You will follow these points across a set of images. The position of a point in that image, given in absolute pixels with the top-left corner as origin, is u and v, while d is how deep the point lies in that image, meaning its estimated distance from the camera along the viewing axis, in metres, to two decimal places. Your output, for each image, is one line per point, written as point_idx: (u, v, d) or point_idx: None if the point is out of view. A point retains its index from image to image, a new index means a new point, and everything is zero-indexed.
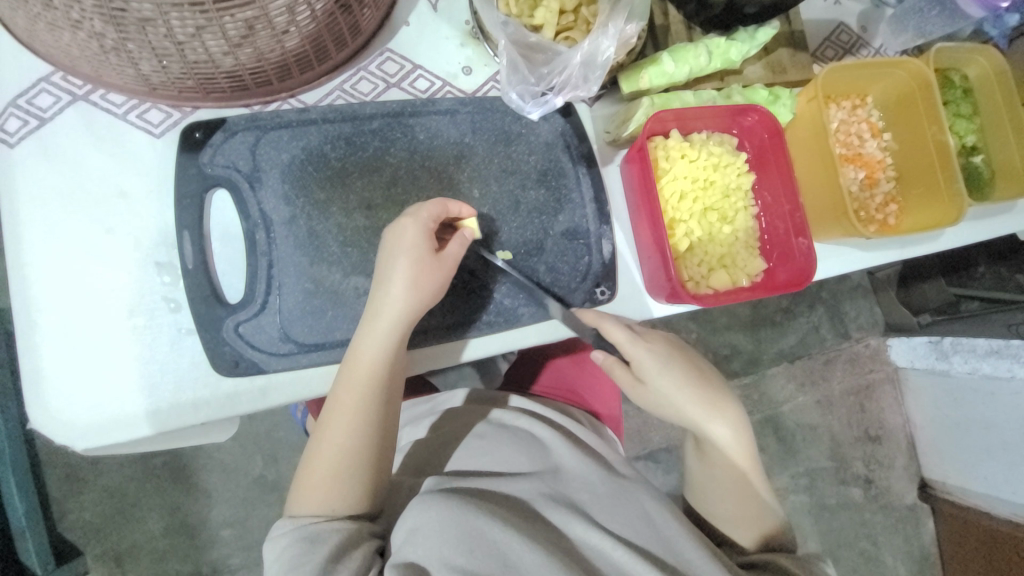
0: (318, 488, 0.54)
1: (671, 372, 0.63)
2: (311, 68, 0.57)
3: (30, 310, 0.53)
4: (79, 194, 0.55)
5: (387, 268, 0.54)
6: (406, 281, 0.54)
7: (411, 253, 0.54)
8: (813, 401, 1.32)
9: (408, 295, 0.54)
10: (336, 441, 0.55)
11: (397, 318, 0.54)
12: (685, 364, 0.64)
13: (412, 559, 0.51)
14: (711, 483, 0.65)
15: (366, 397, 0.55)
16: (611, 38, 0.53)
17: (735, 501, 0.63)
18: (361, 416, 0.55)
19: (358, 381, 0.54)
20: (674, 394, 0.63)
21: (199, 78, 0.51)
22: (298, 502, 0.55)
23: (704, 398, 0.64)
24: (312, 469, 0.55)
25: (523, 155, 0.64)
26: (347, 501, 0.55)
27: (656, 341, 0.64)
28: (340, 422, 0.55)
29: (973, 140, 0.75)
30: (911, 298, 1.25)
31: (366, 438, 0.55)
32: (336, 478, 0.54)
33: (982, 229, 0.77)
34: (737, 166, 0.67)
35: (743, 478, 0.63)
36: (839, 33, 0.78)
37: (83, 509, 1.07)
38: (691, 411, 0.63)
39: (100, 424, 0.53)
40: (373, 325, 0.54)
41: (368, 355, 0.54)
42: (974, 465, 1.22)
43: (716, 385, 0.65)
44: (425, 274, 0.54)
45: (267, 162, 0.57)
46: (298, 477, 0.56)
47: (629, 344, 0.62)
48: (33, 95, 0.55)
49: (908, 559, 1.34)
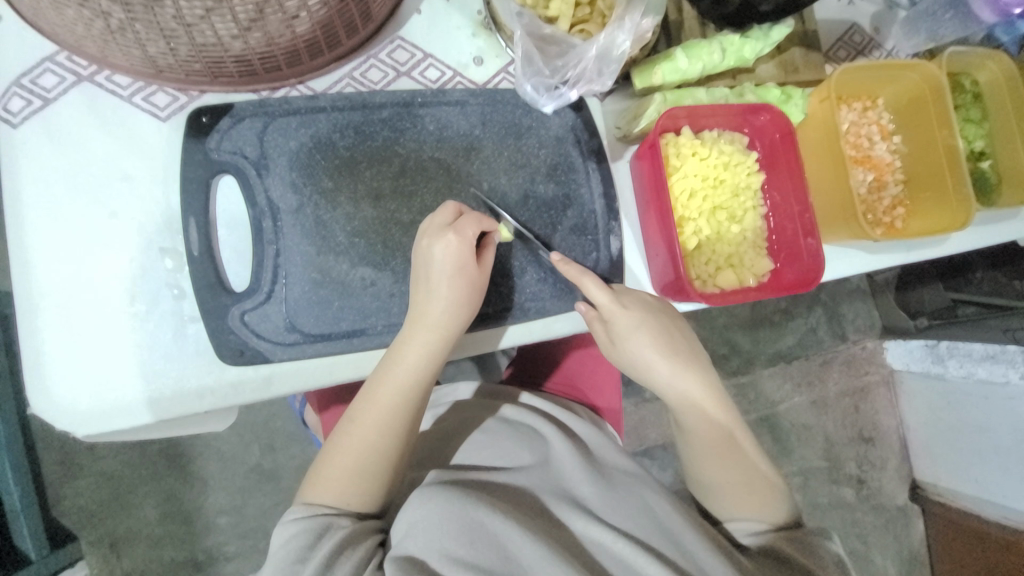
0: (338, 484, 0.54)
1: (645, 335, 0.61)
2: (321, 55, 0.56)
3: (31, 293, 0.52)
4: (83, 177, 0.54)
5: (431, 276, 0.54)
6: (454, 284, 0.54)
7: (459, 264, 0.54)
8: (808, 401, 1.33)
9: (453, 307, 0.55)
10: (363, 441, 0.55)
11: (441, 330, 0.55)
12: (660, 326, 0.61)
13: (410, 552, 0.50)
14: (702, 457, 0.65)
15: (404, 403, 0.55)
16: (627, 32, 0.52)
17: (726, 476, 0.64)
18: (394, 420, 0.55)
19: (400, 380, 0.55)
20: (647, 354, 0.61)
21: (207, 61, 0.50)
22: (313, 490, 0.54)
23: (675, 362, 0.62)
24: (334, 464, 0.55)
25: (533, 148, 0.63)
26: (362, 496, 0.55)
27: (632, 304, 0.61)
28: (371, 417, 0.55)
29: (980, 146, 0.75)
30: (909, 301, 1.25)
31: (393, 436, 0.55)
32: (360, 476, 0.54)
33: (987, 234, 0.78)
34: (748, 165, 0.67)
35: (725, 448, 0.64)
36: (852, 34, 0.77)
37: (79, 494, 1.07)
38: (661, 377, 0.63)
39: (101, 410, 0.52)
40: (417, 333, 0.55)
41: (411, 364, 0.55)
42: (965, 467, 1.23)
43: (690, 346, 0.64)
44: (468, 286, 0.55)
45: (274, 150, 0.57)
46: (315, 469, 0.56)
47: (607, 307, 0.60)
48: (36, 74, 0.54)
49: (897, 558, 1.36)
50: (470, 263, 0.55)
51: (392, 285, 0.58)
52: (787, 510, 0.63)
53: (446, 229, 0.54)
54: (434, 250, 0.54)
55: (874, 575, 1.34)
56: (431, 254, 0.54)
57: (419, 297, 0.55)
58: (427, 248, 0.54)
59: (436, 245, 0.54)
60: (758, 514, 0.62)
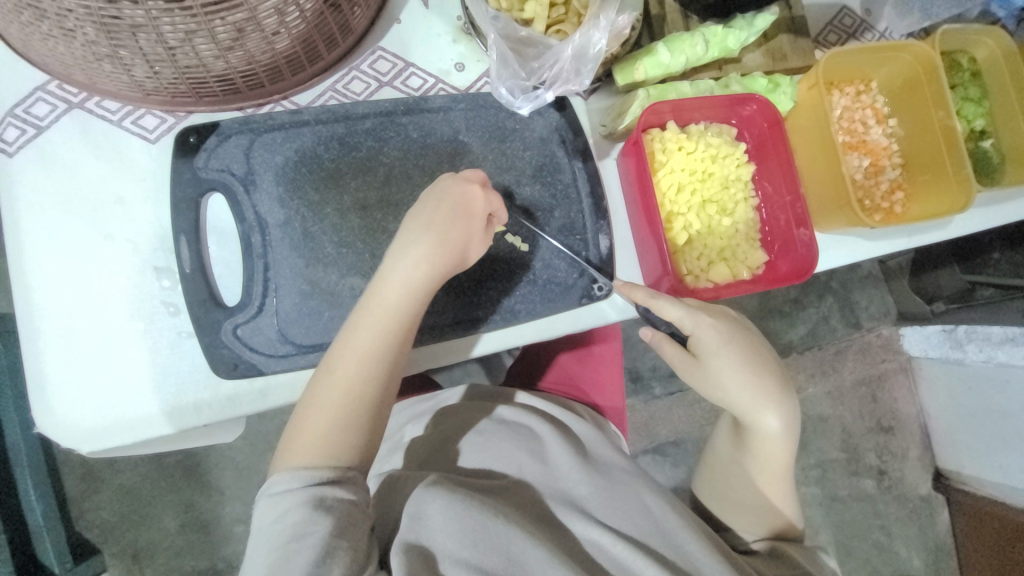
0: (320, 437, 0.51)
1: (732, 350, 0.62)
2: (303, 69, 0.57)
3: (33, 316, 0.54)
4: (78, 202, 0.56)
5: (424, 214, 0.55)
6: (446, 226, 0.54)
7: (451, 204, 0.55)
8: (823, 391, 1.30)
9: (440, 243, 0.54)
10: (345, 387, 0.52)
11: (428, 268, 0.54)
12: (745, 347, 0.63)
13: (421, 549, 0.50)
14: (731, 471, 0.66)
15: (386, 345, 0.53)
16: (603, 30, 0.52)
17: (754, 494, 0.64)
18: (376, 361, 0.53)
19: (384, 320, 0.53)
20: (730, 375, 0.62)
21: (191, 82, 0.51)
22: (294, 449, 0.51)
23: (761, 387, 0.62)
24: (314, 417, 0.51)
25: (518, 151, 0.63)
26: (348, 448, 0.52)
27: (719, 320, 0.62)
28: (351, 362, 0.52)
29: (981, 124, 0.73)
30: (924, 286, 1.23)
31: (375, 381, 0.53)
32: (343, 425, 0.52)
33: (993, 215, 0.75)
34: (736, 157, 0.66)
35: (773, 475, 0.63)
36: (842, 17, 0.76)
37: (101, 508, 1.10)
38: (742, 400, 0.62)
39: (105, 427, 0.54)
40: (401, 268, 0.54)
41: (395, 302, 0.54)
42: (989, 454, 1.19)
43: (775, 375, 0.63)
44: (461, 226, 0.55)
45: (261, 166, 0.58)
46: (292, 428, 0.52)
47: (687, 317, 0.60)
48: (29, 104, 0.56)
49: (923, 549, 1.32)
50: (467, 210, 0.55)
51: None
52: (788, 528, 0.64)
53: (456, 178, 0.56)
54: (436, 193, 0.55)
55: (899, 567, 1.31)
56: (433, 195, 0.55)
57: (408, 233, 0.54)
58: (430, 191, 0.56)
59: (438, 187, 0.55)
60: (762, 526, 0.64)
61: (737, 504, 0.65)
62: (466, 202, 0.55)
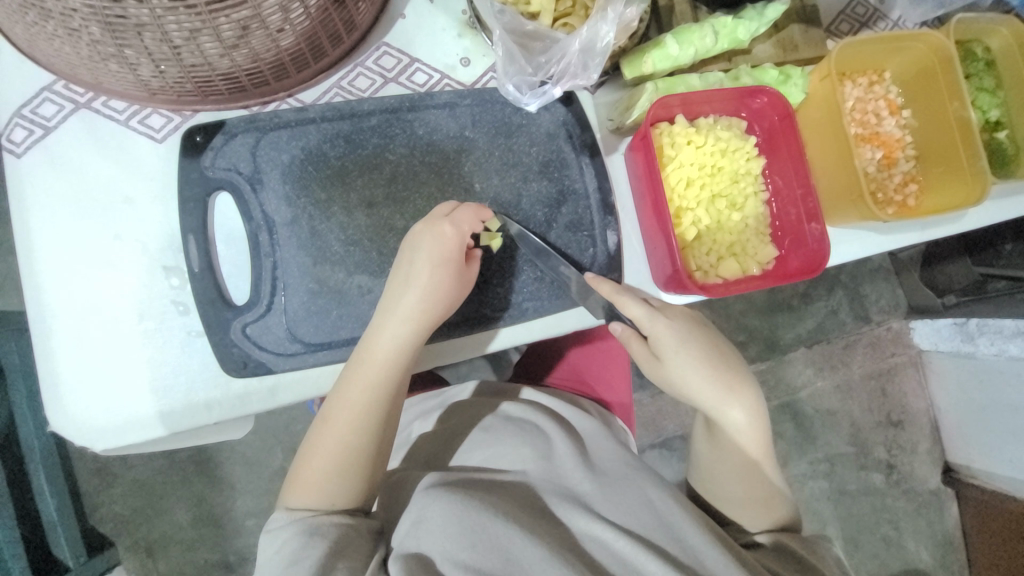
0: (319, 484, 0.55)
1: (692, 349, 0.60)
2: (308, 66, 0.56)
3: (44, 315, 0.55)
4: (86, 201, 0.56)
5: (409, 266, 0.55)
6: (426, 280, 0.54)
7: (434, 257, 0.55)
8: (831, 386, 1.29)
9: (425, 301, 0.55)
10: (340, 441, 0.55)
11: (414, 322, 0.55)
12: (706, 342, 0.61)
13: (419, 553, 0.51)
14: (721, 468, 0.64)
15: (375, 399, 0.55)
16: (610, 23, 0.51)
17: (744, 486, 0.63)
18: (368, 416, 0.55)
19: (372, 376, 0.55)
20: (689, 372, 0.60)
21: (197, 82, 0.51)
22: (295, 493, 0.55)
23: (721, 380, 0.60)
24: (311, 466, 0.55)
25: (524, 147, 0.63)
26: (345, 495, 0.55)
27: (676, 318, 0.61)
28: (344, 417, 0.55)
29: (997, 115, 0.71)
30: (936, 278, 1.20)
31: (369, 434, 0.55)
32: (338, 475, 0.55)
33: (1008, 207, 0.74)
34: (746, 151, 0.65)
35: (755, 467, 0.62)
36: (854, 6, 0.74)
37: (115, 502, 1.11)
38: (709, 397, 0.60)
39: (116, 425, 0.54)
40: (391, 321, 0.55)
41: (382, 357, 0.55)
42: (1000, 448, 1.18)
43: (738, 368, 0.62)
44: (448, 280, 0.56)
45: (268, 164, 0.57)
46: (294, 472, 0.56)
47: (646, 319, 0.60)
48: (37, 104, 0.56)
49: (931, 543, 1.32)
50: (445, 258, 0.55)
51: None
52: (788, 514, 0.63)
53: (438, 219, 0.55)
54: (418, 243, 0.55)
55: (907, 561, 1.30)
56: (416, 245, 0.55)
57: (394, 287, 0.55)
58: (413, 238, 0.55)
59: (422, 235, 0.55)
60: (764, 515, 0.62)
61: (733, 498, 0.64)
62: (443, 249, 0.55)
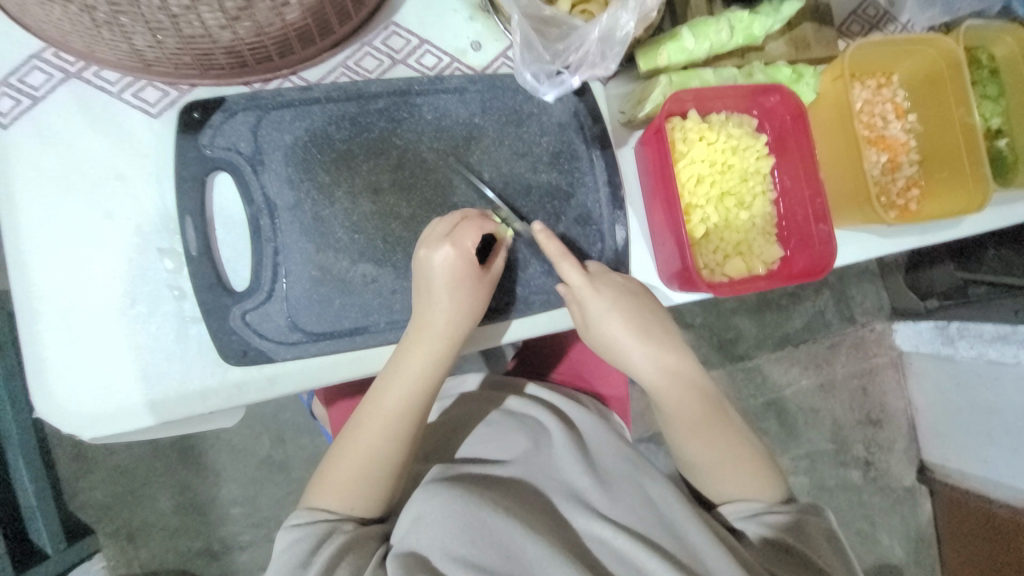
0: (343, 487, 0.55)
1: (628, 319, 0.59)
2: (314, 43, 0.54)
3: (30, 297, 0.52)
4: (75, 177, 0.53)
5: (430, 283, 0.54)
6: (456, 295, 0.54)
7: (456, 275, 0.53)
8: (815, 384, 1.32)
9: (453, 318, 0.54)
10: (366, 450, 0.55)
11: (446, 336, 0.55)
12: (636, 308, 0.59)
13: (416, 549, 0.51)
14: (695, 444, 0.61)
15: (404, 410, 0.55)
16: (631, 11, 0.50)
17: (710, 454, 0.61)
18: (397, 426, 0.55)
19: (402, 388, 0.55)
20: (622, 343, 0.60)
21: (196, 54, 0.49)
22: (318, 494, 0.55)
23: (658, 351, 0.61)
24: (337, 471, 0.55)
25: (535, 136, 0.61)
26: (367, 501, 0.55)
27: (606, 288, 0.59)
28: (374, 426, 0.55)
29: (997, 123, 0.72)
30: (918, 281, 1.23)
31: (395, 444, 0.56)
32: (363, 481, 0.55)
33: (1005, 213, 0.75)
34: (757, 150, 0.64)
35: (716, 432, 0.61)
36: (866, 7, 0.74)
37: (94, 488, 1.09)
38: (642, 365, 0.61)
39: (107, 413, 0.52)
40: (421, 335, 0.55)
41: (411, 373, 0.55)
42: (973, 449, 1.22)
43: (667, 330, 0.61)
44: (474, 293, 0.55)
45: (269, 145, 0.55)
46: (319, 473, 0.56)
47: (581, 288, 0.58)
48: (25, 73, 0.53)
49: (904, 538, 1.36)
50: (471, 270, 0.54)
51: (393, 281, 0.57)
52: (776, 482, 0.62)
53: (445, 238, 0.53)
54: (444, 254, 0.53)
55: (881, 555, 1.34)
56: (441, 257, 0.53)
57: (423, 299, 0.54)
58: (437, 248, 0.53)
59: (436, 252, 0.53)
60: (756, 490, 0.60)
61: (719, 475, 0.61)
62: (469, 260, 0.54)
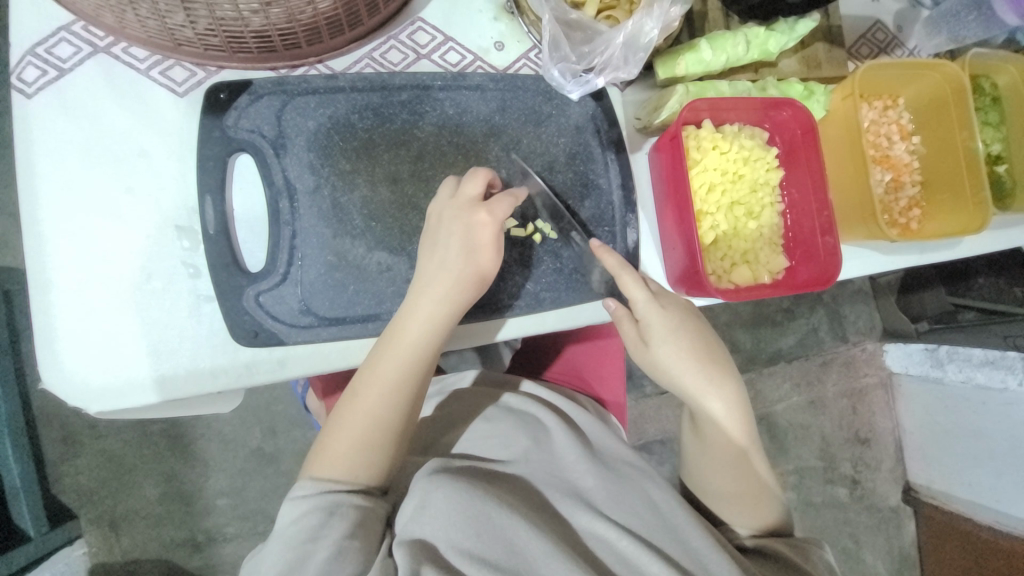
0: (347, 456, 0.55)
1: (682, 337, 0.62)
2: (342, 33, 0.54)
3: (45, 268, 0.52)
4: (97, 150, 0.53)
5: (442, 253, 0.54)
6: (462, 262, 0.54)
7: (466, 243, 0.54)
8: (806, 401, 1.33)
9: (458, 285, 0.54)
10: (370, 415, 0.55)
11: (450, 303, 0.55)
12: (694, 333, 0.62)
13: (420, 538, 0.51)
14: (710, 462, 0.64)
15: (406, 378, 0.55)
16: (656, 19, 0.51)
17: (729, 476, 0.63)
18: (399, 394, 0.55)
19: (403, 356, 0.55)
20: (674, 361, 0.62)
21: (227, 36, 0.49)
22: (320, 462, 0.55)
23: (706, 370, 0.63)
24: (339, 441, 0.55)
25: (552, 136, 0.62)
26: (369, 470, 0.55)
27: (670, 305, 0.62)
28: (374, 394, 0.55)
29: (997, 149, 0.74)
30: (910, 304, 1.24)
31: (397, 413, 0.56)
32: (365, 449, 0.55)
33: (1000, 238, 0.77)
34: (767, 161, 0.66)
35: (743, 454, 0.63)
36: (875, 31, 0.76)
37: (80, 473, 1.07)
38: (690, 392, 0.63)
39: (115, 387, 0.52)
40: (424, 302, 0.54)
41: (414, 341, 0.55)
42: (959, 472, 1.23)
43: (721, 358, 0.64)
44: (480, 265, 0.55)
45: (292, 129, 0.56)
46: (320, 443, 0.56)
47: (642, 303, 0.60)
48: (52, 43, 0.53)
49: (888, 558, 1.37)
50: (482, 241, 0.55)
51: (407, 270, 0.57)
52: (777, 517, 0.62)
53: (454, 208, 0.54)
54: (452, 226, 0.54)
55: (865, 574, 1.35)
56: (447, 229, 0.54)
57: (428, 268, 0.54)
58: (445, 222, 0.54)
59: (448, 221, 0.54)
60: (755, 518, 0.62)
61: (725, 495, 0.63)
62: (480, 233, 0.55)
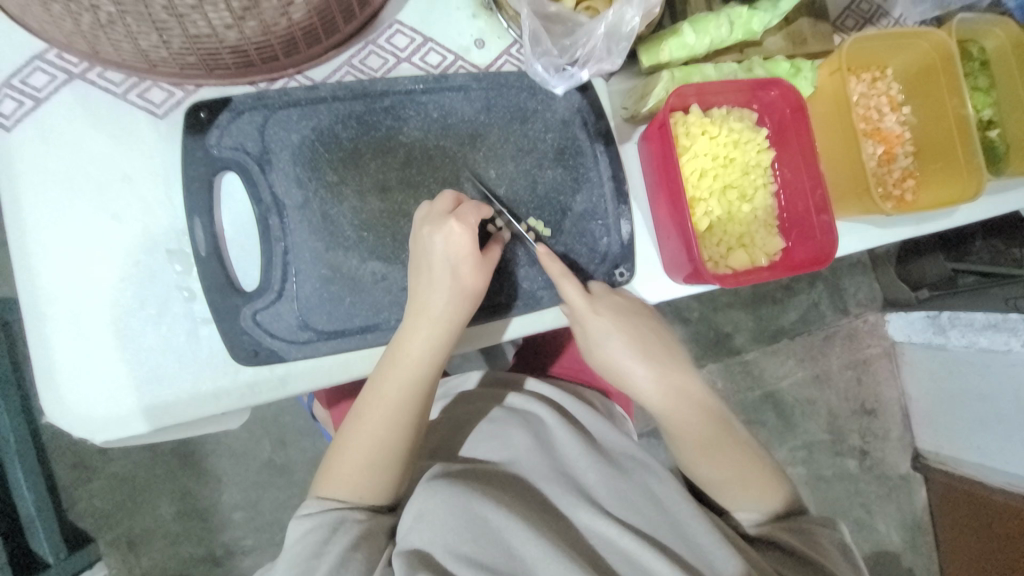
0: (352, 476, 0.55)
1: (620, 338, 0.61)
2: (319, 42, 0.53)
3: (38, 300, 0.52)
4: (80, 179, 0.53)
5: (432, 271, 0.54)
6: (453, 279, 0.54)
7: (455, 259, 0.53)
8: (811, 376, 1.34)
9: (451, 302, 0.54)
10: (373, 435, 0.55)
11: (444, 321, 0.55)
12: (635, 330, 0.62)
13: (419, 546, 0.51)
14: (698, 457, 0.63)
15: (407, 397, 0.55)
16: (636, 7, 0.50)
17: (720, 467, 0.62)
18: (399, 414, 0.55)
19: (403, 376, 0.55)
20: (619, 359, 0.62)
21: (202, 53, 0.48)
22: (326, 484, 0.55)
23: (652, 366, 0.63)
24: (344, 461, 0.55)
25: (539, 132, 0.62)
26: (374, 489, 0.55)
27: (605, 309, 0.60)
28: (376, 414, 0.55)
29: (988, 114, 0.73)
30: (909, 273, 1.25)
31: (400, 432, 0.56)
32: (370, 469, 0.55)
33: (997, 202, 0.76)
34: (758, 143, 0.65)
35: (711, 442, 0.62)
36: (860, 2, 0.74)
37: (94, 497, 1.07)
38: (642, 386, 0.63)
39: (118, 415, 0.52)
40: (420, 322, 0.54)
41: (412, 362, 0.55)
42: (966, 437, 1.24)
43: (666, 350, 0.64)
44: (473, 279, 0.55)
45: (276, 144, 0.55)
46: (326, 464, 0.56)
47: (580, 308, 0.60)
48: (26, 74, 0.52)
49: (901, 526, 1.38)
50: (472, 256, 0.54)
51: (402, 279, 0.57)
52: (781, 497, 0.62)
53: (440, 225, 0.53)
54: (440, 243, 0.53)
55: (879, 542, 1.36)
56: (434, 246, 0.53)
57: (420, 287, 0.54)
58: (428, 238, 0.53)
59: (436, 238, 0.53)
60: (759, 503, 0.61)
61: (724, 486, 0.62)
62: (470, 249, 0.54)
